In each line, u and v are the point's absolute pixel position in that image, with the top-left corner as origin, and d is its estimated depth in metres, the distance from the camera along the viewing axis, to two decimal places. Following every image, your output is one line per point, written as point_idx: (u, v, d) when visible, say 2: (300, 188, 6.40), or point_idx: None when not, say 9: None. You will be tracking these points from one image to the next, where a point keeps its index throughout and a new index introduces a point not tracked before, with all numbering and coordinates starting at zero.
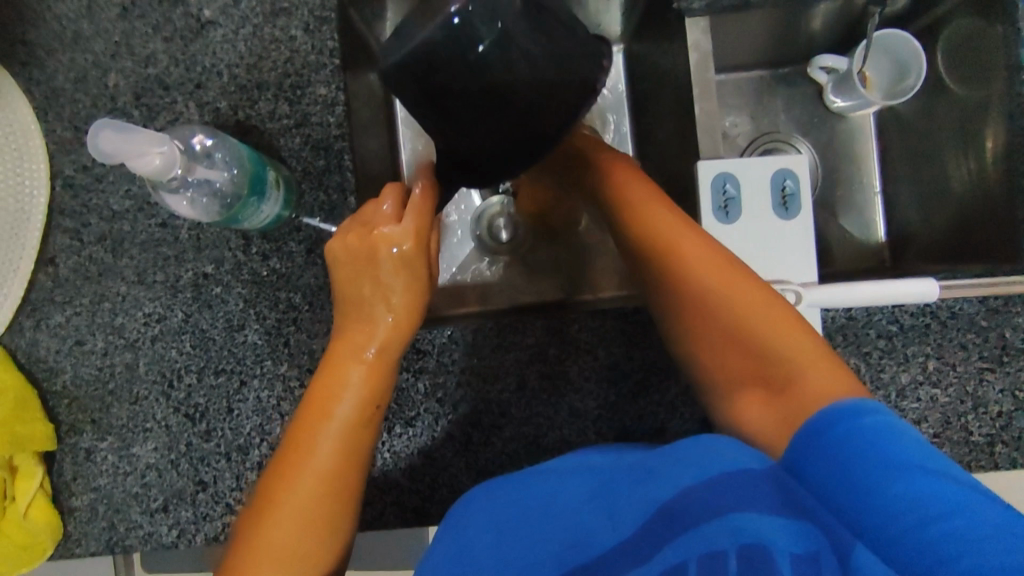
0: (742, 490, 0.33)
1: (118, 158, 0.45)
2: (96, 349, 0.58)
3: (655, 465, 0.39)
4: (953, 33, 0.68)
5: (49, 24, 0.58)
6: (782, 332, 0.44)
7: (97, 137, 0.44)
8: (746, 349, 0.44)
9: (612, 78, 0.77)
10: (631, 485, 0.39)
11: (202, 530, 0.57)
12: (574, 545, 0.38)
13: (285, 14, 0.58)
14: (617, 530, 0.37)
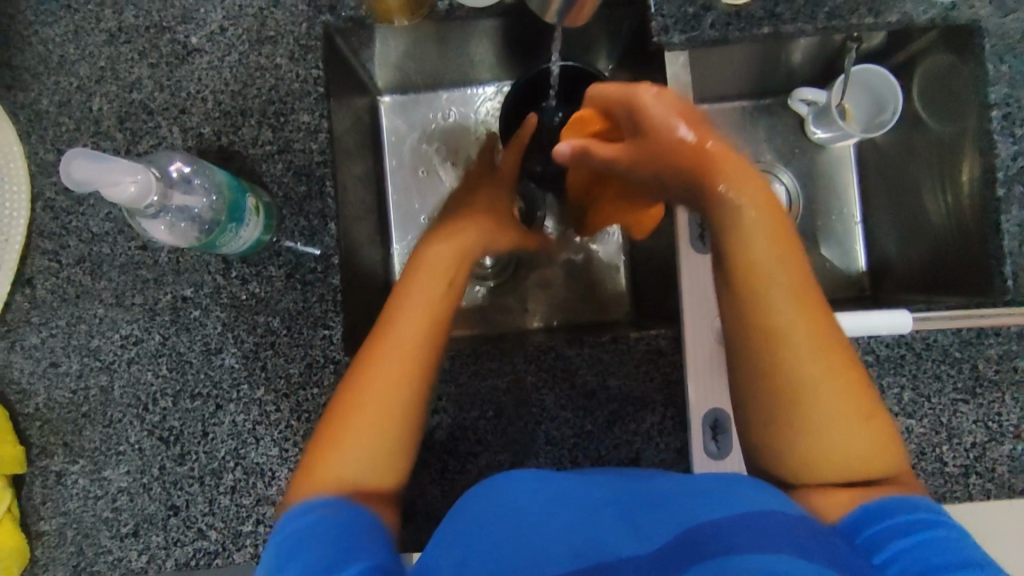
0: (757, 530, 0.38)
1: (90, 186, 0.47)
2: (71, 371, 0.58)
3: (671, 493, 0.44)
4: (928, 70, 0.70)
5: (35, 48, 0.59)
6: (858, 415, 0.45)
7: (72, 167, 0.47)
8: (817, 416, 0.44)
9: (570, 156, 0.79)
10: (650, 507, 0.44)
11: (173, 555, 0.56)
12: (590, 548, 0.41)
13: (271, 42, 0.59)
14: (636, 544, 0.41)
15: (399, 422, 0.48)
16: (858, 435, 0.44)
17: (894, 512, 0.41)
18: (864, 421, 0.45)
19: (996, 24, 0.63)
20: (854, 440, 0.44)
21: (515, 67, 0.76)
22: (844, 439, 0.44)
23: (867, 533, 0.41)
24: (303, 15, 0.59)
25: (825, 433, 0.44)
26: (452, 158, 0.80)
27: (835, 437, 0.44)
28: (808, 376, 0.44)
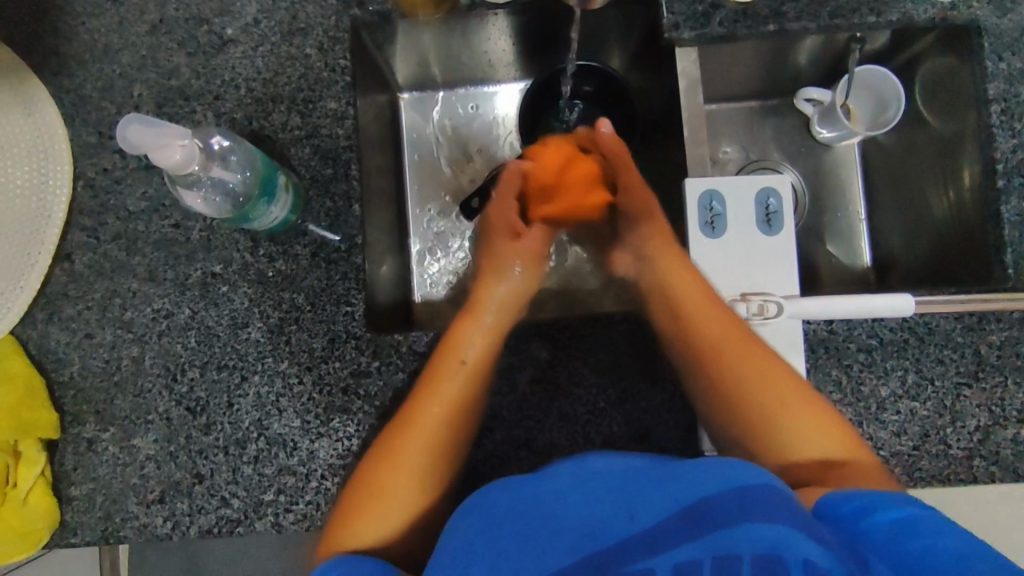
0: (754, 504, 0.41)
1: (142, 149, 0.51)
2: (105, 342, 0.60)
3: (662, 474, 0.46)
4: (930, 70, 0.72)
5: (81, 38, 0.63)
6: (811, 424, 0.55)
7: (126, 130, 0.50)
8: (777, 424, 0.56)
9: None
10: (644, 486, 0.45)
11: (196, 522, 0.58)
12: (593, 534, 0.43)
13: (301, 34, 0.62)
14: (634, 522, 0.43)
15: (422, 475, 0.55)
16: (815, 438, 0.55)
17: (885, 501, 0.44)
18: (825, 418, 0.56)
19: (994, 24, 0.65)
20: (814, 438, 0.55)
21: (530, 65, 0.80)
22: (811, 430, 0.55)
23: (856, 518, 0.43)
24: (333, 9, 0.63)
25: (784, 442, 0.56)
26: (468, 153, 0.83)
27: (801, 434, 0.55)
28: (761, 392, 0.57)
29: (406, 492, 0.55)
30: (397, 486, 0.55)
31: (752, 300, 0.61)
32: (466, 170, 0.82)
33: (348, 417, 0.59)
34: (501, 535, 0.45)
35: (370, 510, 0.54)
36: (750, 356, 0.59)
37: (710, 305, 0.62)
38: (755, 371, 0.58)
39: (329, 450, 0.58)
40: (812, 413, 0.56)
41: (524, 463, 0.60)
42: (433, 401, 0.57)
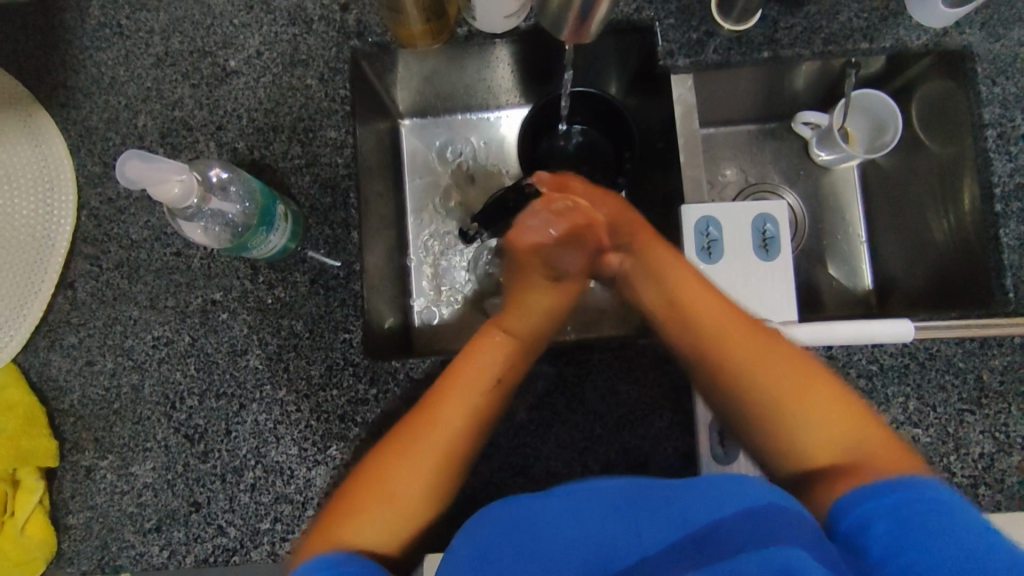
0: (761, 524, 0.41)
1: (140, 184, 0.51)
2: (105, 370, 0.61)
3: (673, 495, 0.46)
4: (926, 94, 0.72)
5: (88, 70, 0.64)
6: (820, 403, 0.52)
7: (125, 166, 0.50)
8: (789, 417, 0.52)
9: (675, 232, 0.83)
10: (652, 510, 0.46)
11: (193, 551, 0.58)
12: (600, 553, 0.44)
13: (303, 65, 0.64)
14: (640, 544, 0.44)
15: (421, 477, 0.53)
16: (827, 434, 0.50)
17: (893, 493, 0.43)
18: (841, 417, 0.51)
19: (987, 49, 0.66)
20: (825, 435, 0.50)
21: (529, 91, 0.81)
22: (822, 430, 0.50)
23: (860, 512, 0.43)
24: (333, 41, 0.64)
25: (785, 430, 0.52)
26: (468, 178, 0.83)
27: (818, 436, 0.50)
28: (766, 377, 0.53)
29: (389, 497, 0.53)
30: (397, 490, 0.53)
31: None
32: (466, 196, 0.83)
33: (345, 445, 0.59)
34: (502, 555, 0.45)
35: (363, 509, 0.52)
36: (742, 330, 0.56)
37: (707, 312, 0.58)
38: (756, 359, 0.54)
39: (326, 478, 0.58)
40: (830, 408, 0.51)
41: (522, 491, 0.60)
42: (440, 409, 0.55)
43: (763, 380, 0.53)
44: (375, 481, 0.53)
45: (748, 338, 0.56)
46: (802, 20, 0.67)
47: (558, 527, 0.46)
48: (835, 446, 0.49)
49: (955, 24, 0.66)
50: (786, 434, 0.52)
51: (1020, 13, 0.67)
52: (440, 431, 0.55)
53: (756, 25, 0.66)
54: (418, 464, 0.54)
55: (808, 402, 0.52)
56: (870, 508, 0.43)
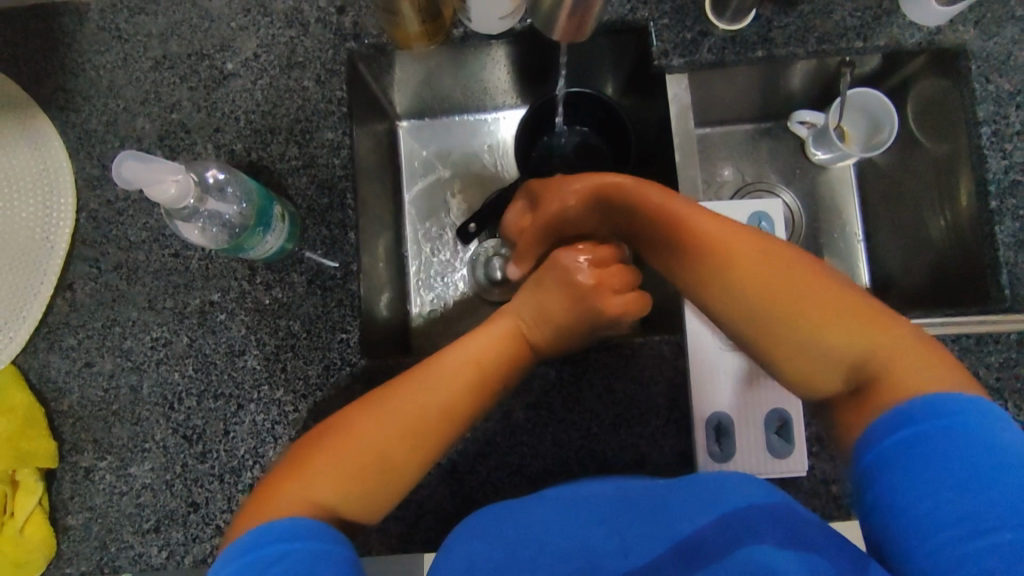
0: (749, 525, 0.42)
1: (137, 184, 0.51)
2: (104, 371, 0.61)
3: (666, 500, 0.47)
4: (922, 92, 0.73)
5: (87, 73, 0.65)
6: (832, 319, 0.47)
7: (122, 167, 0.50)
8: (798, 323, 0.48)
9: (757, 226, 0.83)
10: (643, 514, 0.46)
11: (191, 551, 0.58)
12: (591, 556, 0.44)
13: (300, 67, 0.64)
14: (631, 549, 0.44)
15: (393, 428, 0.50)
16: (843, 338, 0.47)
17: (919, 420, 0.40)
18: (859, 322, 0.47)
19: (981, 47, 0.66)
20: (837, 343, 0.47)
21: (525, 93, 0.81)
22: (834, 338, 0.47)
23: (885, 447, 0.40)
24: (330, 43, 0.64)
25: (795, 352, 0.49)
26: (466, 179, 0.84)
27: (827, 341, 0.47)
28: (760, 270, 0.51)
29: (364, 452, 0.49)
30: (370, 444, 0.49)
31: None
32: (463, 197, 0.83)
33: None
34: (498, 553, 0.45)
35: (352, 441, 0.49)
36: (739, 256, 0.52)
37: (709, 226, 0.55)
38: (754, 260, 0.52)
39: None
40: (842, 315, 0.47)
41: (519, 490, 0.60)
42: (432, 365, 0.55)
43: (770, 307, 0.50)
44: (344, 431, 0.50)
45: (749, 260, 0.52)
46: (796, 19, 0.67)
47: (552, 527, 0.46)
48: (844, 364, 0.46)
49: (948, 22, 0.67)
50: (794, 354, 0.49)
51: (1014, 11, 0.67)
52: (423, 385, 0.53)
53: (750, 25, 0.67)
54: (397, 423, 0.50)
55: (818, 320, 0.48)
56: (884, 449, 0.40)
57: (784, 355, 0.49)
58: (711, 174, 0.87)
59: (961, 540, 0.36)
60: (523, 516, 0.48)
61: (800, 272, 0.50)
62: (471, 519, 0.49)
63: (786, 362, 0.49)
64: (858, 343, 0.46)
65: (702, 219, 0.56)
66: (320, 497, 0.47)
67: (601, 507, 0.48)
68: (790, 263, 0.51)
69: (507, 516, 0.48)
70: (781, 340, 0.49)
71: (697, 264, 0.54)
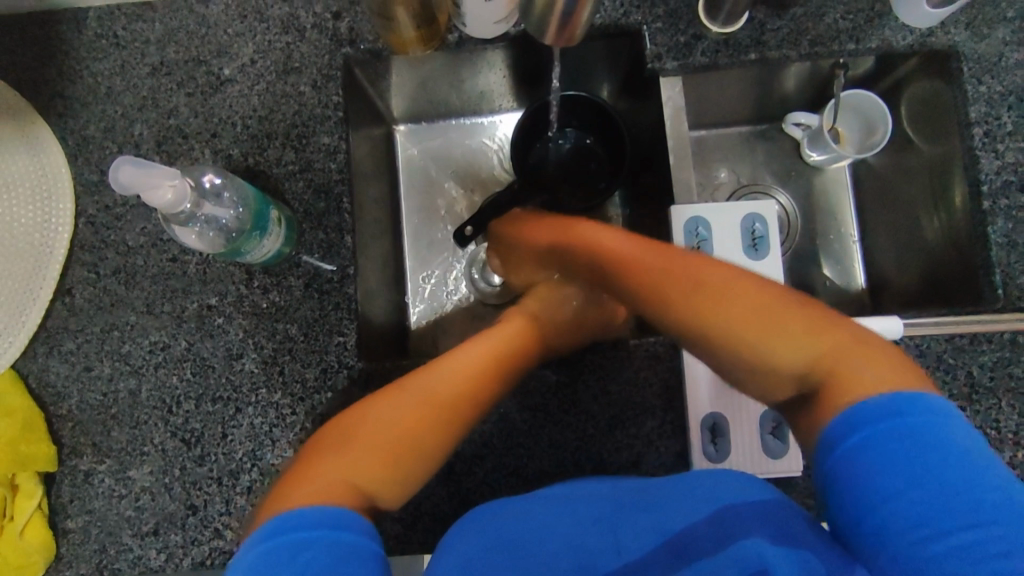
0: (743, 522, 0.42)
1: (134, 189, 0.52)
2: (103, 375, 0.61)
3: (658, 496, 0.47)
4: (914, 94, 0.73)
5: (85, 80, 0.65)
6: (774, 330, 0.46)
7: (118, 170, 0.51)
8: (743, 338, 0.47)
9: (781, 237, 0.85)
10: (636, 510, 0.46)
11: (190, 554, 0.58)
12: (588, 553, 0.44)
13: (296, 72, 0.65)
14: (626, 546, 0.44)
15: (390, 423, 0.50)
16: (791, 347, 0.45)
17: (880, 423, 0.40)
18: (804, 329, 0.46)
19: (972, 49, 0.67)
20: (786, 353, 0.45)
21: (521, 96, 0.82)
22: (782, 349, 0.45)
23: (847, 449, 0.40)
24: (326, 48, 0.65)
25: (747, 364, 0.47)
26: (463, 182, 0.84)
27: (775, 352, 0.46)
28: (699, 286, 0.49)
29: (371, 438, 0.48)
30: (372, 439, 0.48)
31: None
32: (460, 201, 0.84)
33: None
34: (496, 551, 0.45)
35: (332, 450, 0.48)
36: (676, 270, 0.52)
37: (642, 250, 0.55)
38: (692, 276, 0.51)
39: None
40: (787, 322, 0.46)
41: (515, 491, 0.60)
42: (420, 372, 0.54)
43: (711, 323, 0.48)
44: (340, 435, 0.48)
45: (679, 278, 0.51)
46: (789, 22, 0.67)
47: (549, 524, 0.47)
48: (797, 373, 0.45)
49: (940, 24, 0.67)
50: (750, 369, 0.47)
51: (1005, 13, 0.67)
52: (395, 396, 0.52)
53: (743, 28, 0.67)
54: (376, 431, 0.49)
55: (758, 331, 0.47)
56: (846, 450, 0.40)
57: (740, 368, 0.48)
58: (707, 176, 0.87)
59: (921, 541, 0.37)
60: (519, 514, 0.48)
61: (739, 282, 0.49)
62: (466, 518, 0.49)
63: (746, 377, 0.48)
64: (804, 350, 0.45)
65: (634, 243, 0.56)
66: (354, 480, 0.46)
67: (595, 505, 0.48)
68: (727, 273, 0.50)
69: (503, 514, 0.48)
70: (731, 355, 0.48)
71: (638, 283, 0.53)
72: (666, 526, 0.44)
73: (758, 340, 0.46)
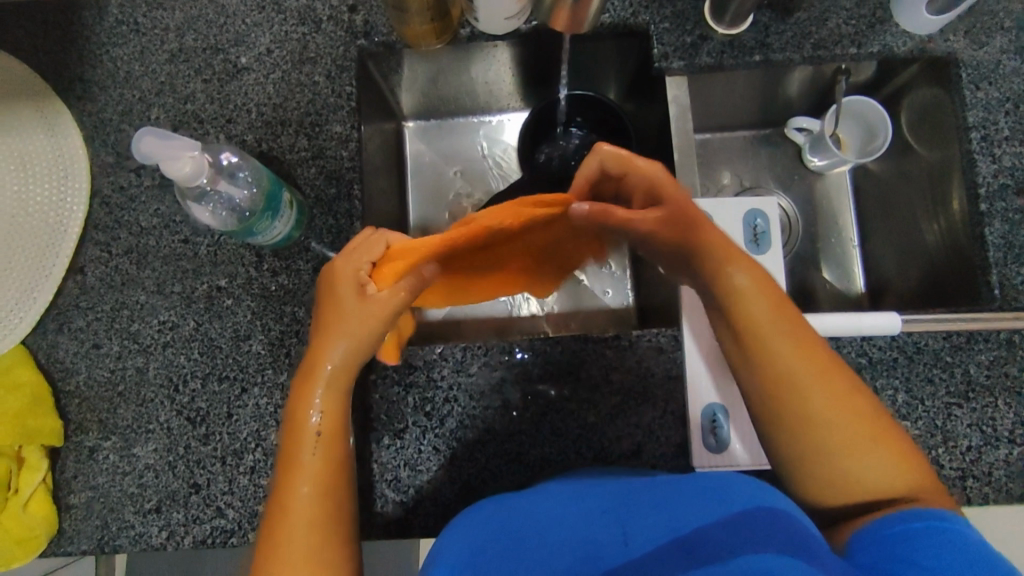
0: (754, 528, 0.41)
1: (154, 158, 0.53)
2: (111, 352, 0.62)
3: (667, 498, 0.47)
4: (914, 101, 0.75)
5: (105, 64, 0.67)
6: (869, 442, 0.49)
7: (140, 140, 0.53)
8: (840, 444, 0.49)
9: (788, 237, 0.86)
10: (643, 511, 0.47)
11: (191, 532, 0.59)
12: (590, 549, 0.44)
13: (311, 63, 0.66)
14: (628, 547, 0.44)
15: (325, 517, 0.49)
16: (871, 465, 0.49)
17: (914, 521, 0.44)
18: (890, 454, 0.49)
19: (971, 56, 0.68)
20: (864, 471, 0.49)
21: (529, 95, 0.83)
22: (868, 468, 0.49)
23: (888, 532, 0.45)
24: (341, 40, 0.67)
25: (833, 468, 0.49)
26: (468, 177, 0.86)
27: (856, 466, 0.49)
28: (830, 388, 0.50)
29: (307, 511, 0.49)
30: (296, 537, 0.48)
31: None
32: (466, 196, 0.85)
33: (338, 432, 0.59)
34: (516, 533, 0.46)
35: (277, 552, 0.47)
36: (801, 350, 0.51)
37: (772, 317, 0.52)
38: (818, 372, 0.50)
39: None
40: (875, 442, 0.49)
41: (518, 478, 0.61)
42: (302, 449, 0.51)
43: (820, 416, 0.50)
44: (289, 503, 0.49)
45: (806, 364, 0.50)
46: (793, 26, 0.69)
47: (558, 521, 0.47)
48: (861, 488, 0.49)
49: (939, 32, 0.69)
50: (824, 470, 0.50)
51: (1003, 22, 0.69)
52: (298, 478, 0.50)
53: (748, 30, 0.69)
54: (303, 526, 0.48)
55: (852, 436, 0.49)
56: (889, 534, 0.44)
57: (829, 464, 0.49)
58: (710, 179, 0.88)
59: None
60: (542, 503, 0.49)
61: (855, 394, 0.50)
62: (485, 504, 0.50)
63: (807, 468, 0.50)
64: (882, 478, 0.48)
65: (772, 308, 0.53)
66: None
67: (602, 502, 0.49)
68: (843, 374, 0.51)
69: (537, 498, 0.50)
70: (820, 445, 0.49)
71: (782, 345, 0.51)
72: (675, 524, 0.44)
73: (846, 451, 0.49)
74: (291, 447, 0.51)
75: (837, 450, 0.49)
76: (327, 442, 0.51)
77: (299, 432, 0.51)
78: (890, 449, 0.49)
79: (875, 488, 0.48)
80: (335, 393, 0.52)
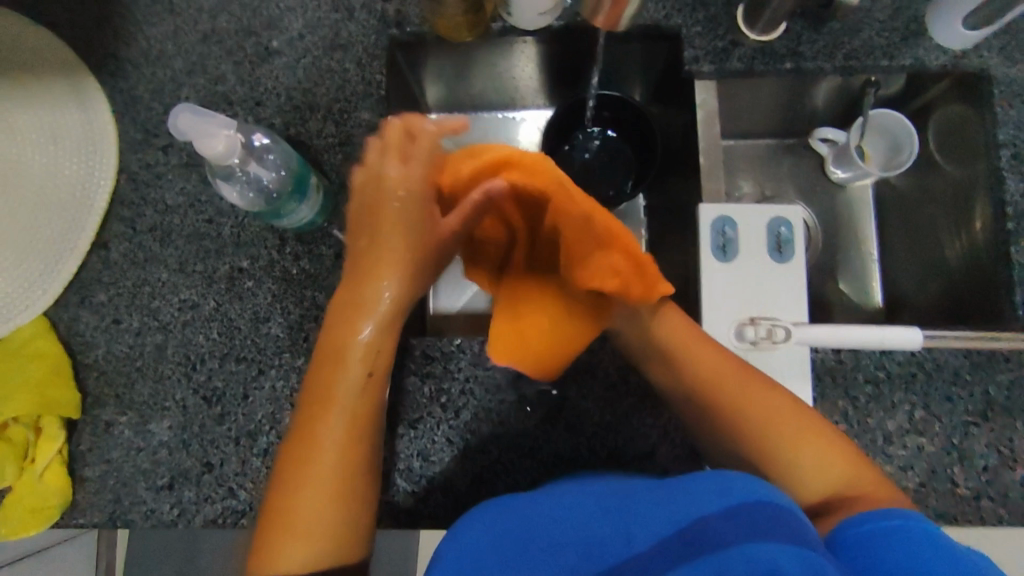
0: (757, 524, 0.40)
1: (189, 135, 0.53)
2: (131, 328, 0.63)
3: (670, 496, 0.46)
4: (942, 117, 0.74)
5: (139, 43, 0.67)
6: (812, 445, 0.55)
7: (177, 117, 0.53)
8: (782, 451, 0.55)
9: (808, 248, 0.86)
10: (646, 509, 0.46)
11: (202, 511, 0.59)
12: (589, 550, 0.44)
13: (342, 50, 0.66)
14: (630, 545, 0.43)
15: (352, 458, 0.52)
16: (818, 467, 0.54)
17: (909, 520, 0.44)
18: (837, 453, 0.54)
19: (1004, 73, 0.68)
20: (814, 472, 0.54)
21: (554, 94, 0.84)
22: (817, 471, 0.54)
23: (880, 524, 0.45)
24: (373, 28, 0.67)
25: (784, 472, 0.55)
26: None
27: (806, 469, 0.54)
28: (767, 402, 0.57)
29: (336, 446, 0.51)
30: (320, 472, 0.51)
31: (760, 324, 0.63)
32: None
33: None
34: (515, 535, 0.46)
35: (298, 489, 0.50)
36: (729, 381, 0.58)
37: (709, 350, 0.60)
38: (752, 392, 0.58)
39: None
40: (820, 444, 0.55)
41: (529, 474, 0.61)
42: (341, 382, 0.53)
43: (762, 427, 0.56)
44: (315, 438, 0.52)
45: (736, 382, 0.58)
46: (825, 36, 0.69)
47: (558, 520, 0.46)
48: (817, 487, 0.54)
49: (973, 47, 0.68)
50: (782, 474, 0.55)
51: None
52: (332, 415, 0.52)
53: (780, 37, 0.69)
54: (322, 468, 0.51)
55: (797, 443, 0.55)
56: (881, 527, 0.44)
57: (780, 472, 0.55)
58: (732, 186, 0.88)
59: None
60: (541, 502, 0.49)
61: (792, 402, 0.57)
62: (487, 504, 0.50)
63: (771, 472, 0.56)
64: (830, 476, 0.53)
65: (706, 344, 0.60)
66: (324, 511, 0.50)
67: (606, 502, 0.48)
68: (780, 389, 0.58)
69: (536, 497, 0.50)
70: (768, 453, 0.56)
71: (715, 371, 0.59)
72: (677, 517, 0.43)
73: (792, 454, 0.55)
74: (327, 378, 0.53)
75: (784, 468, 0.55)
76: (368, 381, 0.53)
77: (341, 362, 0.53)
78: (837, 450, 0.55)
79: (829, 487, 0.53)
80: (385, 326, 0.54)
